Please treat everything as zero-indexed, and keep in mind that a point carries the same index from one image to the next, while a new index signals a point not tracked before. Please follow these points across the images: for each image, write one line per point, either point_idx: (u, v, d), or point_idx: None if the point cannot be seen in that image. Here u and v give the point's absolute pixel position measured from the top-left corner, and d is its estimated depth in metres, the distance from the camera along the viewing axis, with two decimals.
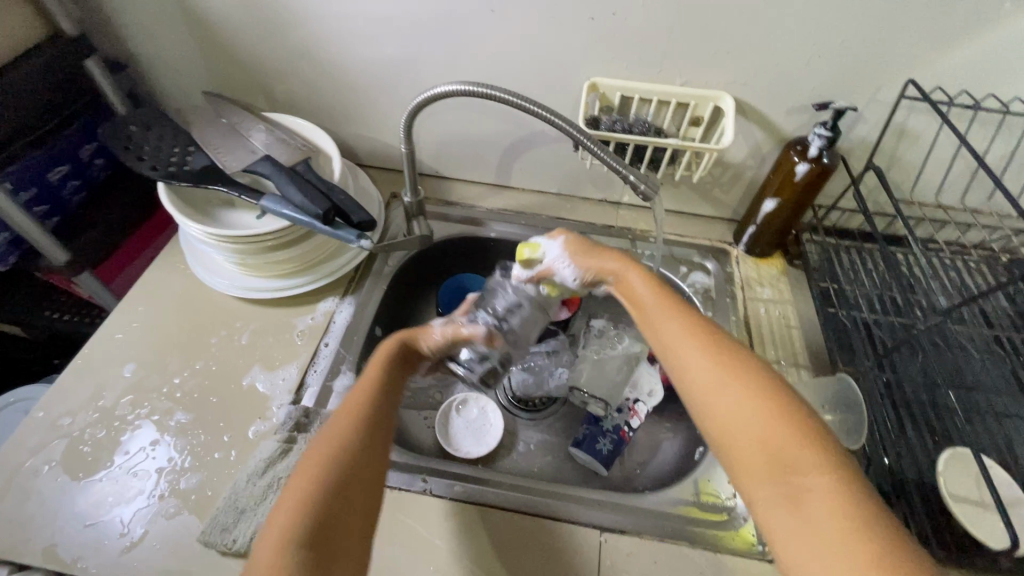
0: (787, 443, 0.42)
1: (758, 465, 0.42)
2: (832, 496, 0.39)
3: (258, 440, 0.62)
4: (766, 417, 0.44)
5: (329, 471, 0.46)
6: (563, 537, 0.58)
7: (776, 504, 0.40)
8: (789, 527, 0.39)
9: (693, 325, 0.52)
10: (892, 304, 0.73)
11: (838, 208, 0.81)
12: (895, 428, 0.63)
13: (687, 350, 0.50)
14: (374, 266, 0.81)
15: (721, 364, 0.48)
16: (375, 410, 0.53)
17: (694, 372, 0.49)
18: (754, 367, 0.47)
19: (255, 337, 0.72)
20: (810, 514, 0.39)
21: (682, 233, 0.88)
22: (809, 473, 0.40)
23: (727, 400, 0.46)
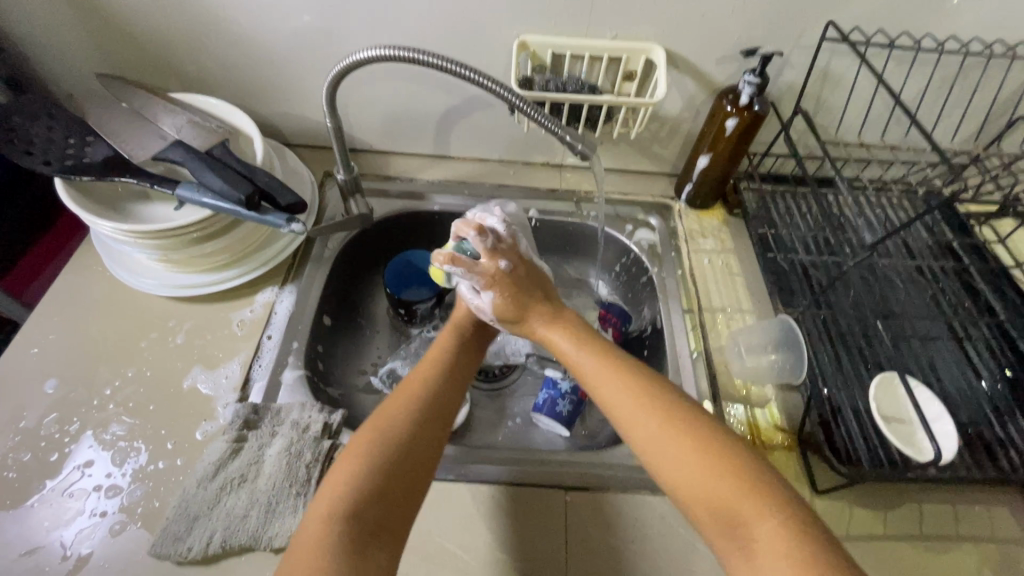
0: (755, 474, 0.46)
1: (709, 502, 0.46)
2: (783, 526, 0.42)
3: (205, 444, 0.59)
4: (710, 459, 0.47)
5: (384, 455, 0.49)
6: (529, 501, 0.59)
7: (732, 536, 0.44)
8: (751, 554, 0.42)
9: (631, 377, 0.55)
10: (825, 243, 0.77)
11: (771, 155, 0.83)
12: (833, 360, 0.67)
13: (628, 401, 0.53)
14: (313, 251, 0.78)
15: (660, 413, 0.51)
16: (441, 403, 0.56)
17: (637, 422, 0.52)
18: (693, 413, 0.51)
19: (191, 336, 0.68)
20: (767, 542, 0.42)
21: (626, 192, 0.88)
22: (756, 507, 0.44)
23: (700, 426, 0.50)
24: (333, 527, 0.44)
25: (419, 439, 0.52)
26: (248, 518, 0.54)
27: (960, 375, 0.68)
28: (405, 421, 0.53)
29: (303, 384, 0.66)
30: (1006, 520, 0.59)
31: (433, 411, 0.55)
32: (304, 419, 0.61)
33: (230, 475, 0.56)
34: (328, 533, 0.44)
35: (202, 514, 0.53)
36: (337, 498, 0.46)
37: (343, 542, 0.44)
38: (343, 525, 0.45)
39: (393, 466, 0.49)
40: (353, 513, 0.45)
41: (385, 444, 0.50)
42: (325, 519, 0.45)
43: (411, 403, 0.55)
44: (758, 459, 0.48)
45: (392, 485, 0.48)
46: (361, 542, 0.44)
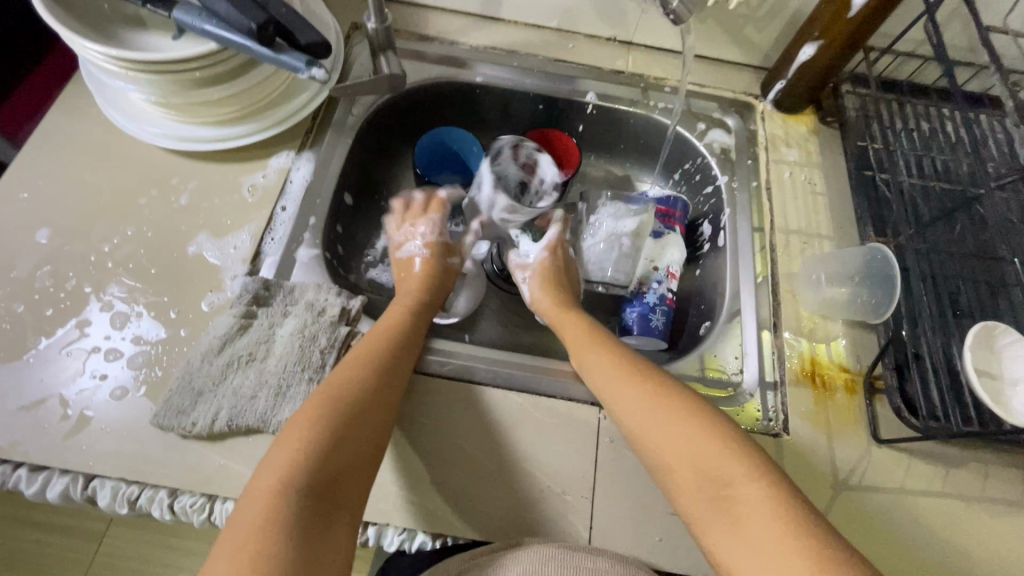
0: (715, 459, 0.42)
1: (691, 486, 0.42)
2: (767, 506, 0.38)
3: (212, 317, 0.54)
4: (695, 435, 0.43)
5: (341, 419, 0.44)
6: (559, 415, 0.54)
7: (718, 529, 0.39)
8: (736, 556, 0.37)
9: (617, 357, 0.52)
10: (934, 167, 0.65)
11: (891, 51, 0.68)
12: (920, 302, 0.58)
13: (611, 379, 0.50)
14: (336, 116, 0.67)
15: (646, 390, 0.48)
16: (396, 362, 0.50)
17: (621, 399, 0.48)
18: (677, 389, 0.48)
19: (196, 198, 0.60)
20: (752, 534, 0.37)
21: (703, 84, 0.74)
22: (740, 486, 0.40)
23: (651, 416, 0.46)
24: (287, 497, 0.38)
25: (378, 404, 0.46)
26: (256, 399, 0.49)
27: None
28: (363, 384, 0.47)
29: (319, 264, 0.59)
30: None
31: (393, 373, 0.49)
32: (320, 302, 0.55)
33: (238, 353, 0.51)
34: (281, 505, 0.37)
35: (207, 390, 0.49)
36: (287, 465, 0.40)
37: (300, 513, 0.38)
38: (301, 497, 0.38)
39: (349, 429, 0.43)
40: (312, 481, 0.39)
41: (343, 408, 0.45)
42: (277, 488, 0.38)
43: (368, 363, 0.49)
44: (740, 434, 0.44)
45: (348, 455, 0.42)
46: (322, 515, 0.39)
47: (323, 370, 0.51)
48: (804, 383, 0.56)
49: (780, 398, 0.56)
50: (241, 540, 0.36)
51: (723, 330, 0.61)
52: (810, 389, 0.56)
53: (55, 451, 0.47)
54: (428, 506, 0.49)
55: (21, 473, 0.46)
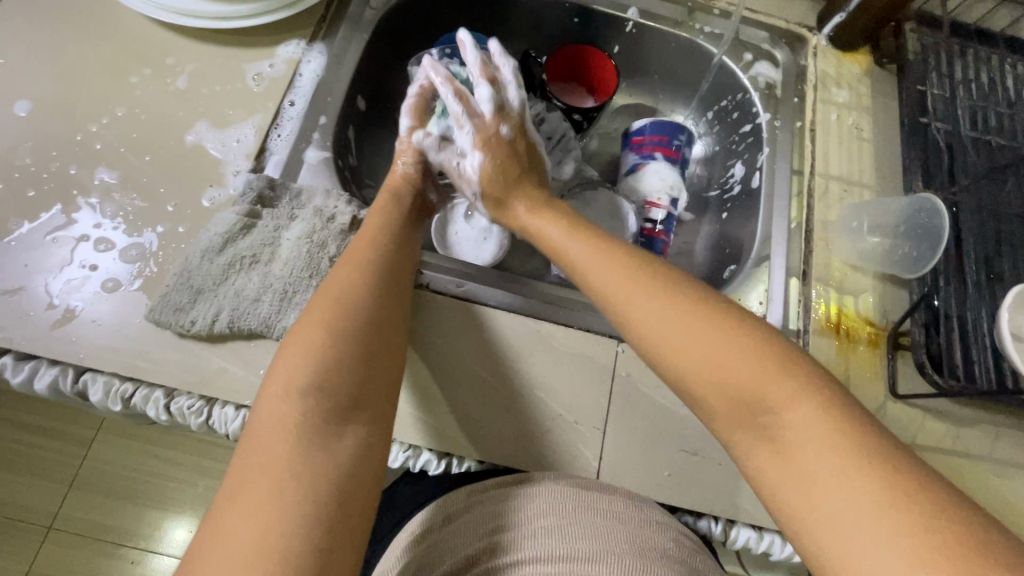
0: (756, 377, 0.35)
1: (733, 415, 0.35)
2: (828, 430, 0.32)
3: (212, 213, 0.49)
4: (731, 352, 0.36)
5: (347, 326, 0.41)
6: (576, 344, 0.52)
7: (768, 464, 0.33)
8: (790, 489, 0.32)
9: (624, 259, 0.44)
10: (990, 121, 0.61)
11: None
12: (959, 261, 0.56)
13: (623, 289, 0.42)
14: (352, 6, 0.61)
15: (667, 299, 0.40)
16: (401, 271, 0.47)
17: (636, 311, 0.40)
18: (700, 294, 0.40)
19: (195, 82, 0.54)
20: (809, 466, 0.31)
21: (756, 9, 0.68)
22: (791, 412, 0.33)
23: (673, 330, 0.38)
24: (294, 404, 0.37)
25: (388, 312, 0.44)
26: (260, 303, 0.46)
27: None
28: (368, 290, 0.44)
29: (328, 168, 0.55)
30: None
31: (398, 285, 0.46)
32: (329, 208, 0.52)
33: (240, 253, 0.48)
34: (290, 409, 0.37)
35: (207, 289, 0.46)
36: (293, 371, 0.38)
37: (308, 421, 0.37)
38: (308, 402, 0.37)
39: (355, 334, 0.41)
40: (320, 387, 0.38)
41: (345, 312, 0.42)
42: (286, 395, 0.37)
43: (376, 270, 0.45)
44: (776, 342, 0.37)
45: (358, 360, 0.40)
46: (334, 420, 0.37)
47: None
48: (828, 333, 0.55)
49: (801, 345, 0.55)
50: (257, 446, 0.35)
51: (749, 274, 0.58)
52: (833, 339, 0.55)
53: (42, 340, 0.44)
54: (434, 426, 0.48)
55: (6, 361, 0.43)
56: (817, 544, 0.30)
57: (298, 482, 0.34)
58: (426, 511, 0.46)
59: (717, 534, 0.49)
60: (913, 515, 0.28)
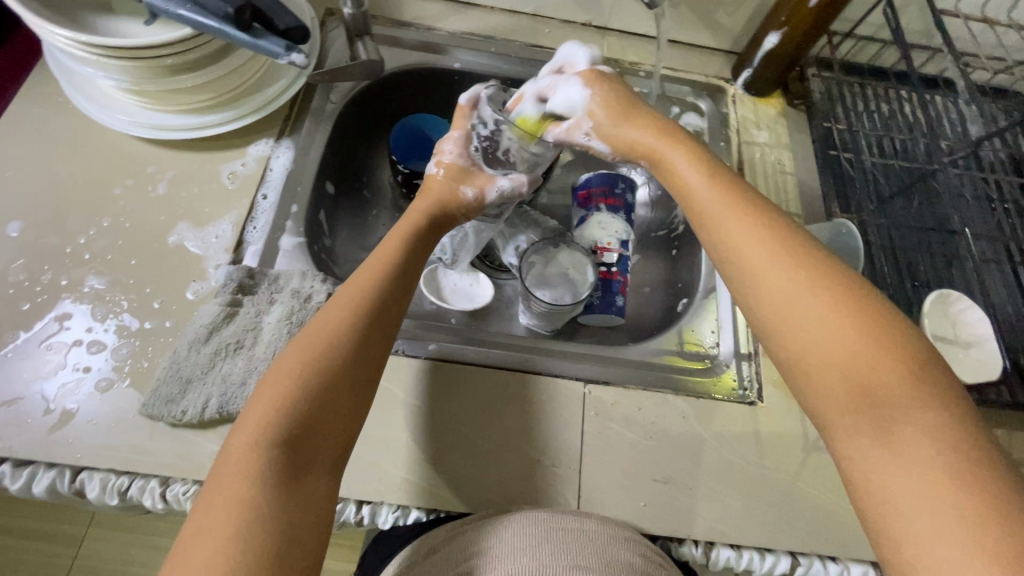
0: (885, 373, 0.36)
1: (842, 401, 0.36)
2: (938, 434, 0.33)
3: (196, 305, 0.53)
4: (856, 339, 0.37)
5: (315, 372, 0.41)
6: (545, 390, 0.56)
7: (863, 446, 0.35)
8: (880, 473, 0.34)
9: (772, 232, 0.42)
10: (894, 147, 0.69)
11: (853, 34, 0.71)
12: (881, 276, 0.62)
13: (765, 262, 0.41)
14: (314, 102, 0.67)
15: (806, 277, 0.40)
16: (382, 307, 0.46)
17: (776, 287, 0.40)
18: (844, 276, 0.40)
19: (174, 187, 0.59)
20: (911, 459, 0.33)
21: (678, 68, 0.76)
22: (912, 406, 0.34)
23: (811, 312, 0.39)
24: (261, 454, 0.37)
25: (363, 354, 0.43)
26: (246, 385, 0.50)
27: (1011, 294, 0.63)
28: (344, 335, 0.43)
29: (303, 252, 0.60)
30: None
31: (380, 317, 0.45)
32: (306, 288, 0.56)
33: (225, 340, 0.51)
34: (255, 461, 0.37)
35: (195, 378, 0.49)
36: (270, 410, 0.39)
37: (273, 473, 0.37)
38: (275, 453, 0.37)
39: (329, 382, 0.41)
40: (288, 438, 0.38)
41: (321, 357, 0.41)
42: (252, 445, 0.38)
43: (357, 307, 0.44)
44: (913, 340, 0.37)
45: (329, 411, 0.40)
46: (298, 468, 0.38)
47: None
48: None
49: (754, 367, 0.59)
50: (215, 494, 0.36)
51: (699, 307, 0.64)
52: None
53: (40, 445, 0.47)
54: (420, 484, 0.50)
55: (5, 469, 0.46)
56: (901, 530, 0.32)
57: (261, 532, 0.34)
58: (399, 561, 0.48)
59: (698, 557, 0.51)
60: (1001, 530, 0.30)
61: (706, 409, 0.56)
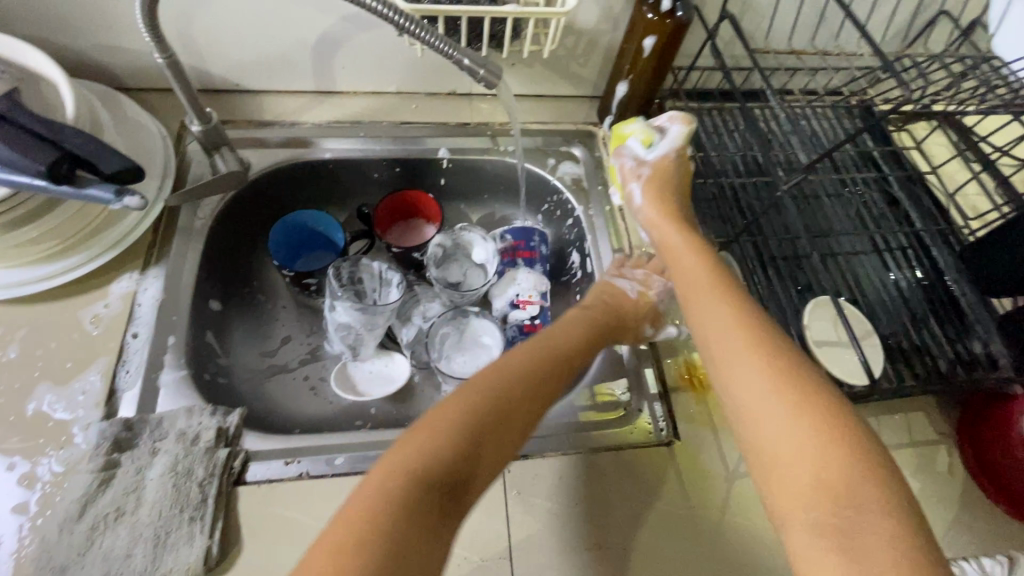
0: (847, 475, 0.37)
1: (807, 495, 0.37)
2: (892, 540, 0.34)
3: (66, 477, 0.49)
4: (825, 443, 0.38)
5: (448, 445, 0.42)
6: None
7: (818, 537, 0.36)
8: (833, 568, 0.34)
9: (752, 330, 0.46)
10: (753, 164, 0.74)
11: (696, 68, 0.76)
12: (767, 288, 0.66)
13: (742, 358, 0.44)
14: (180, 221, 0.64)
15: (776, 379, 0.42)
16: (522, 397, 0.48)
17: (748, 382, 0.43)
18: (816, 384, 0.41)
19: (27, 347, 0.54)
20: (863, 556, 0.34)
21: (547, 120, 0.79)
22: (870, 508, 0.35)
23: (779, 407, 0.41)
24: (383, 520, 0.37)
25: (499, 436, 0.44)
26: (132, 557, 0.45)
27: (881, 286, 0.69)
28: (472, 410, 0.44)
29: (187, 386, 0.56)
30: (923, 424, 0.62)
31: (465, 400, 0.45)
32: (192, 428, 0.52)
33: (103, 511, 0.47)
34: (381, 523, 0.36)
35: (72, 565, 0.44)
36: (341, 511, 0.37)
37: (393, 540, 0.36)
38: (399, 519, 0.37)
39: (453, 458, 0.41)
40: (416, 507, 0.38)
41: (402, 454, 0.40)
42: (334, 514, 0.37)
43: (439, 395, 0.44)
44: (880, 452, 0.38)
45: (453, 488, 0.40)
46: (418, 542, 0.37)
47: (205, 504, 0.48)
48: (684, 387, 0.61)
49: (666, 407, 0.60)
50: None
51: (606, 355, 0.64)
52: (689, 392, 0.61)
53: None
54: None
55: None
56: None
57: None
58: None
59: None
60: None
61: (628, 461, 0.56)
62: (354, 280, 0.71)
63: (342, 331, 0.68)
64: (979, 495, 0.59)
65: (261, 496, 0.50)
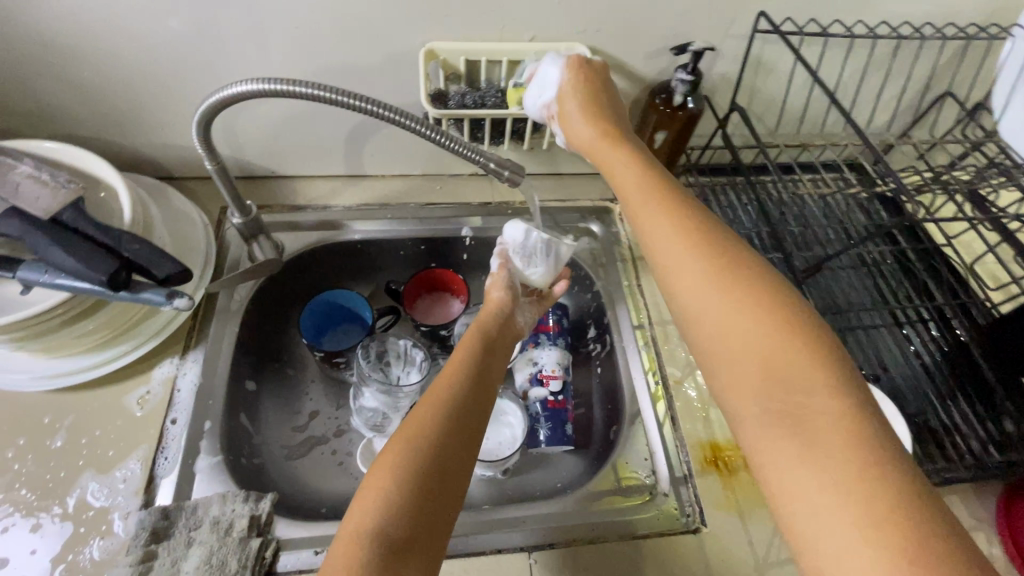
0: (805, 390, 0.37)
1: (768, 416, 0.37)
2: (858, 448, 0.34)
3: (106, 568, 0.50)
4: (782, 360, 0.38)
5: (410, 469, 0.42)
6: (490, 572, 0.54)
7: (793, 455, 0.35)
8: (807, 490, 0.34)
9: (695, 239, 0.46)
10: (768, 238, 0.76)
11: (708, 148, 0.79)
12: None
13: (691, 260, 0.45)
14: (218, 305, 0.68)
15: (735, 300, 0.42)
16: (467, 413, 0.48)
17: (698, 306, 0.43)
18: (764, 292, 0.42)
19: (74, 434, 0.57)
20: (837, 477, 0.33)
21: (565, 198, 0.82)
22: (833, 418, 0.35)
23: (737, 327, 0.41)
24: (364, 540, 0.38)
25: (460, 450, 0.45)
26: None
27: (905, 363, 0.69)
28: (429, 435, 0.45)
29: (222, 471, 0.58)
30: (958, 509, 0.60)
31: (471, 405, 0.48)
32: (225, 516, 0.54)
33: None
34: (361, 546, 0.38)
35: None
36: (368, 508, 0.40)
37: (374, 555, 0.38)
38: (378, 534, 0.39)
39: (430, 447, 0.44)
40: (387, 524, 0.39)
41: (416, 454, 0.43)
42: (359, 528, 0.39)
43: (444, 402, 0.47)
44: (859, 387, 0.37)
45: (427, 494, 0.41)
46: (397, 552, 0.38)
47: None
48: (709, 471, 0.61)
49: (692, 491, 0.60)
50: None
51: (629, 434, 0.65)
52: (714, 476, 0.61)
53: None
54: None
55: None
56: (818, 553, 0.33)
57: None
58: None
59: None
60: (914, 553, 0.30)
61: (654, 550, 0.56)
62: (381, 359, 0.75)
63: (368, 414, 0.71)
64: None
65: None
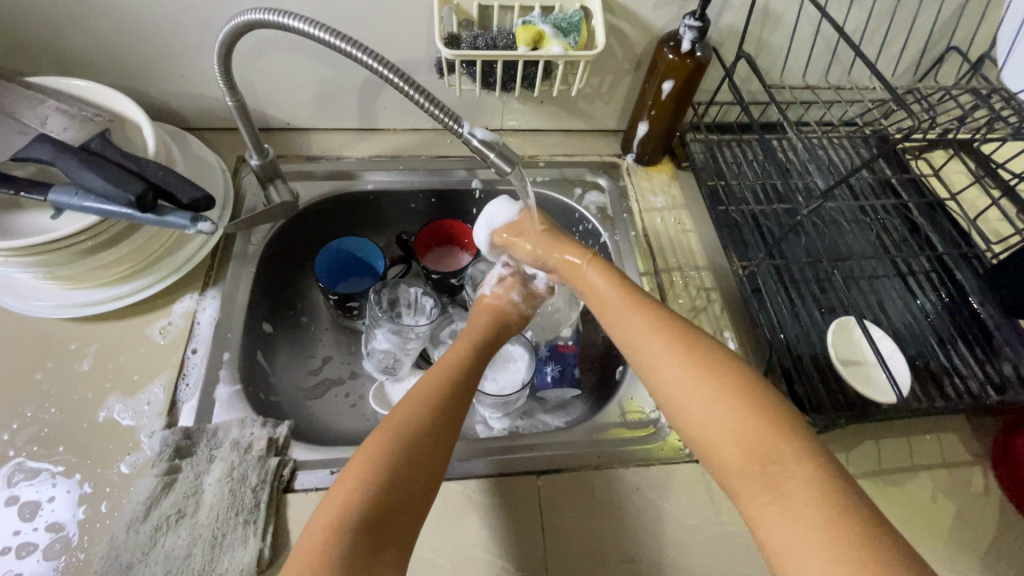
0: (765, 439, 0.41)
1: (736, 463, 0.42)
2: (817, 492, 0.38)
3: (133, 480, 0.52)
4: (743, 419, 0.43)
5: (373, 481, 0.43)
6: (500, 492, 0.56)
7: (758, 495, 0.40)
8: (776, 525, 0.38)
9: (661, 320, 0.51)
10: (773, 191, 0.77)
11: (715, 103, 0.80)
12: (790, 310, 0.68)
13: (654, 348, 0.49)
14: (235, 247, 0.70)
15: (697, 371, 0.46)
16: (441, 424, 0.48)
17: (666, 375, 0.47)
18: (727, 361, 0.46)
19: (100, 360, 0.59)
20: (793, 508, 0.38)
21: (573, 152, 0.83)
22: (793, 467, 0.40)
23: (700, 394, 0.45)
24: (339, 534, 0.40)
25: (431, 455, 0.46)
26: (191, 557, 0.48)
27: (905, 308, 0.71)
28: (400, 442, 0.45)
29: (241, 398, 0.60)
30: (955, 445, 0.62)
31: (446, 411, 0.50)
32: (245, 438, 0.56)
33: (165, 513, 0.50)
34: (336, 542, 0.39)
35: (137, 562, 0.47)
36: (342, 505, 0.41)
37: (347, 549, 0.39)
38: (352, 530, 0.40)
39: (404, 452, 0.45)
40: (362, 520, 0.41)
41: (389, 459, 0.44)
42: (333, 523, 0.40)
43: (419, 408, 0.49)
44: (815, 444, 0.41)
45: (398, 495, 0.43)
46: (372, 549, 0.40)
47: (257, 509, 0.51)
48: None
49: None
50: None
51: (635, 373, 0.67)
52: None
53: None
54: None
55: None
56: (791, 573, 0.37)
57: None
58: None
59: None
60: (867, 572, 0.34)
61: (657, 477, 0.58)
62: (392, 306, 0.76)
63: (380, 356, 0.73)
64: (1017, 518, 0.58)
65: (308, 503, 0.53)
